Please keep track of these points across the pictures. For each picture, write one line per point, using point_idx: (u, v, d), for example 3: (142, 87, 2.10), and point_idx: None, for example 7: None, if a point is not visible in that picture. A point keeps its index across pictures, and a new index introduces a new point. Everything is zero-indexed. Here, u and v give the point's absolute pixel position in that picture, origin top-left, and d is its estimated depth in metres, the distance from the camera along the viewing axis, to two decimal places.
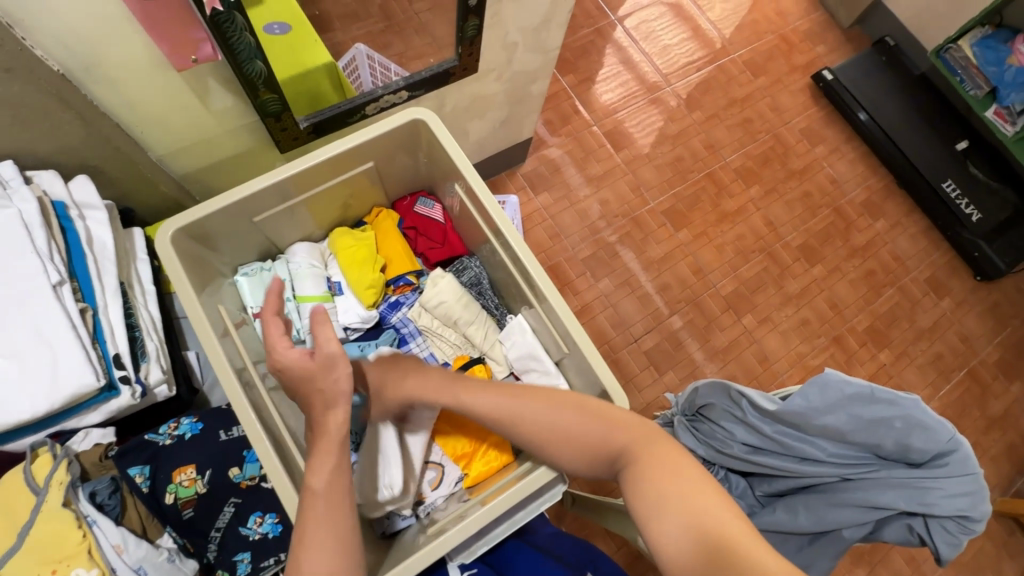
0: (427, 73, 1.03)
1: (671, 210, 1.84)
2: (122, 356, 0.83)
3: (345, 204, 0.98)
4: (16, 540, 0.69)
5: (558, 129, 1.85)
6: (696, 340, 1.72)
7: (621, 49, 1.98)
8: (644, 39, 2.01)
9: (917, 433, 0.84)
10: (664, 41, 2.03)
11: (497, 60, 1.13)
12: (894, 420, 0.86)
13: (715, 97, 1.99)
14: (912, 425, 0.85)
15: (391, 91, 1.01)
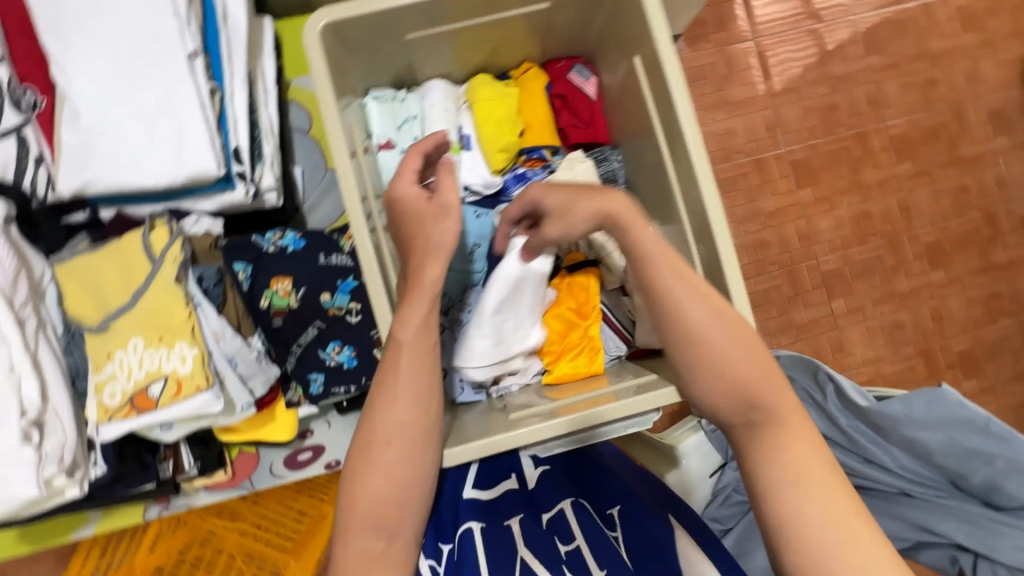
0: None
1: (802, 163, 1.59)
2: (241, 151, 0.79)
3: (496, 46, 0.84)
4: (129, 298, 0.71)
5: (707, 33, 1.56)
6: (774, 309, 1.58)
7: None
8: None
9: (1014, 478, 0.90)
10: None
11: None
12: (996, 460, 0.90)
13: (904, 41, 1.62)
14: (1013, 469, 0.90)
15: None
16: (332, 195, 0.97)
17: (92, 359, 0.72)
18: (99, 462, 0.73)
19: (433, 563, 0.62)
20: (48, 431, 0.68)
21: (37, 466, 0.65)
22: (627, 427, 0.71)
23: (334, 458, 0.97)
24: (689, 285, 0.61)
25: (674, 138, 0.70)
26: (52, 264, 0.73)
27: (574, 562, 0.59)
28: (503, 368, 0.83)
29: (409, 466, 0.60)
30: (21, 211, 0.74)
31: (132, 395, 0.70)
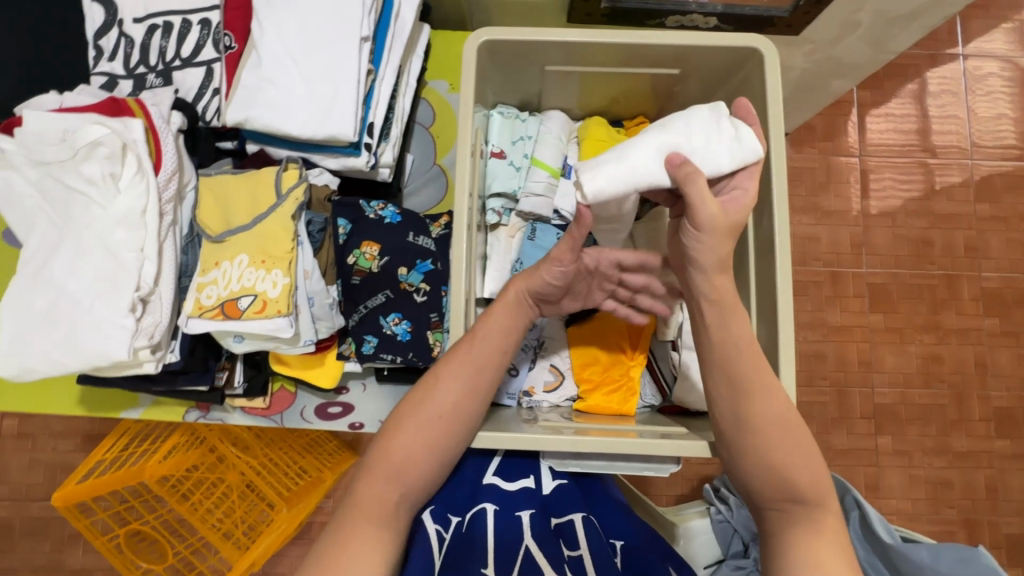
0: (753, 12, 0.91)
1: (881, 289, 1.56)
2: (375, 127, 0.90)
3: (618, 97, 0.92)
4: (251, 219, 0.82)
5: (814, 139, 1.59)
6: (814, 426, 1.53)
7: (944, 91, 1.60)
8: (981, 92, 1.60)
9: None
10: (1005, 107, 1.60)
11: (822, 34, 0.99)
12: None
13: (1019, 200, 1.59)
14: None
15: (703, 12, 0.91)
16: (433, 186, 1.06)
17: (202, 263, 0.82)
18: (174, 350, 0.83)
19: (439, 528, 0.68)
20: (149, 310, 0.78)
21: (132, 335, 0.75)
22: (643, 470, 0.73)
23: (359, 421, 1.02)
24: (767, 380, 0.65)
25: (761, 217, 0.74)
26: (198, 176, 0.86)
27: (574, 566, 0.65)
28: (539, 382, 0.87)
29: (444, 441, 0.66)
30: (189, 127, 0.87)
31: (224, 300, 0.79)
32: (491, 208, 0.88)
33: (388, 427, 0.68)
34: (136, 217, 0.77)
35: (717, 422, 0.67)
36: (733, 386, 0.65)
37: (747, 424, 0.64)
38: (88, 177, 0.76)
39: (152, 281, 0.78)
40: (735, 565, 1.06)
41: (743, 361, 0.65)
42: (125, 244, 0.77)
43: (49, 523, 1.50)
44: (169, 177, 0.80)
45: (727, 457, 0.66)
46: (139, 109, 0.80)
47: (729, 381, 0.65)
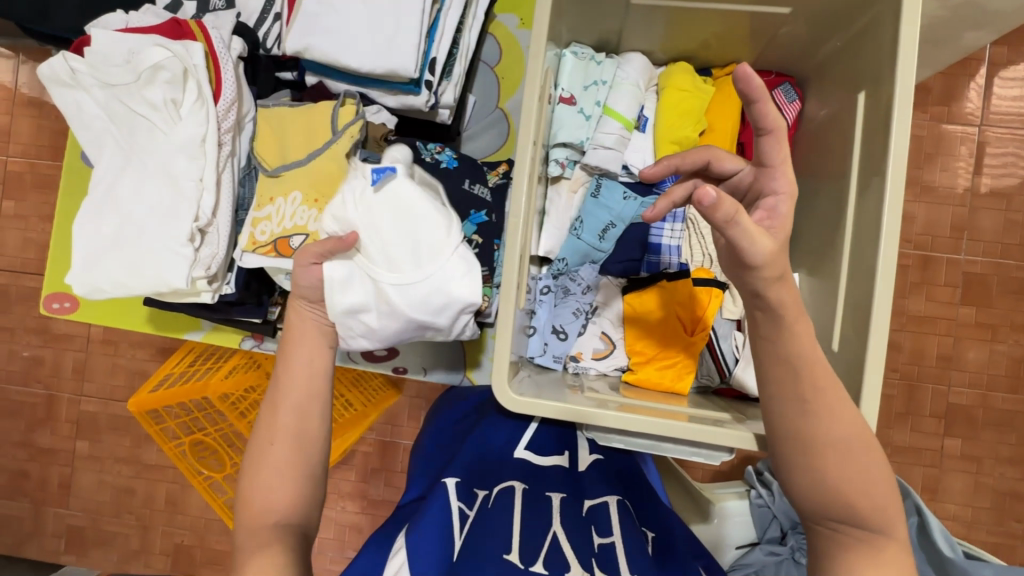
0: None
1: (978, 279, 1.38)
2: (436, 63, 0.85)
3: (710, 40, 0.81)
4: (306, 155, 0.80)
5: (927, 102, 1.37)
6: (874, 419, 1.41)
7: None
8: None
9: None
10: None
11: None
12: None
13: None
14: None
15: None
16: (493, 131, 1.00)
17: (258, 198, 0.81)
18: (230, 283, 0.85)
19: (463, 505, 0.66)
20: (207, 241, 0.79)
21: (190, 264, 0.76)
22: (690, 453, 0.69)
23: (403, 365, 1.01)
24: (834, 394, 0.57)
25: (870, 186, 0.63)
26: (257, 107, 0.84)
27: (603, 557, 0.59)
28: (588, 349, 0.83)
29: (293, 460, 0.67)
30: (249, 55, 0.84)
31: (276, 237, 0.79)
32: (554, 159, 0.81)
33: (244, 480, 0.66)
34: (196, 146, 0.76)
35: (771, 438, 0.59)
36: (793, 405, 0.57)
37: (808, 444, 0.57)
38: (152, 102, 0.76)
39: (210, 213, 0.78)
40: (770, 550, 1.05)
41: (806, 374, 0.56)
42: (185, 173, 0.77)
43: (128, 422, 1.66)
44: (229, 106, 0.78)
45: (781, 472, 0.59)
46: (200, 33, 0.77)
47: (788, 395, 0.57)
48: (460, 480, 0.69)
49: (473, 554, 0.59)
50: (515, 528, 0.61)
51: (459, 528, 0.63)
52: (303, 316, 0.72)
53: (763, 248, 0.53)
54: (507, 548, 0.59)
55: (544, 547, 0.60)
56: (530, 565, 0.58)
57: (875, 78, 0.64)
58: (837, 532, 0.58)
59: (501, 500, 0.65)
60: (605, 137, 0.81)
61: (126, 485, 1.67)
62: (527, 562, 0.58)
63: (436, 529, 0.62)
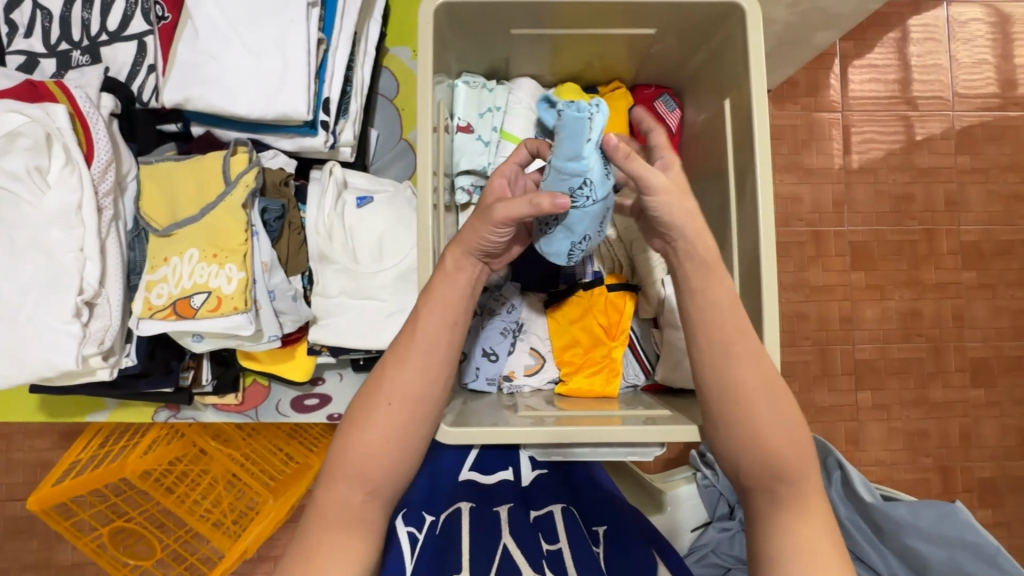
0: None
1: (863, 248, 1.52)
2: (330, 103, 0.84)
3: (590, 61, 0.86)
4: (199, 210, 0.76)
5: (797, 94, 1.51)
6: (796, 385, 1.51)
7: (927, 39, 1.53)
8: (961, 40, 1.53)
9: None
10: (984, 55, 1.54)
11: None
12: None
13: (999, 149, 1.54)
14: None
15: None
16: (401, 162, 0.98)
17: (150, 260, 0.76)
18: (131, 354, 0.79)
19: (413, 530, 0.67)
20: (96, 314, 0.73)
21: (78, 342, 0.70)
22: (625, 455, 0.71)
23: (338, 412, 0.97)
24: (751, 345, 0.61)
25: (745, 182, 0.70)
26: (138, 164, 0.79)
27: (553, 560, 0.61)
28: (520, 366, 0.84)
29: (401, 431, 0.62)
30: (123, 110, 0.80)
31: (175, 299, 0.74)
32: (461, 186, 0.82)
33: (344, 426, 0.64)
34: (71, 214, 0.70)
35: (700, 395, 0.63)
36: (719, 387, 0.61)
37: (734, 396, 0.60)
38: (9, 171, 0.68)
39: (97, 282, 0.72)
40: (722, 527, 1.09)
41: (724, 321, 0.61)
42: (62, 245, 0.71)
43: (31, 521, 1.46)
44: (104, 168, 0.73)
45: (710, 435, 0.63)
46: (62, 93, 0.72)
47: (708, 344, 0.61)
48: (407, 512, 0.69)
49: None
50: (466, 549, 0.62)
51: (408, 553, 0.64)
52: (449, 281, 0.63)
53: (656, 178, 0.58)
54: (458, 569, 0.59)
55: (496, 562, 0.60)
56: None
57: (736, 83, 0.71)
58: (770, 494, 0.61)
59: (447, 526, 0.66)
60: None
61: None
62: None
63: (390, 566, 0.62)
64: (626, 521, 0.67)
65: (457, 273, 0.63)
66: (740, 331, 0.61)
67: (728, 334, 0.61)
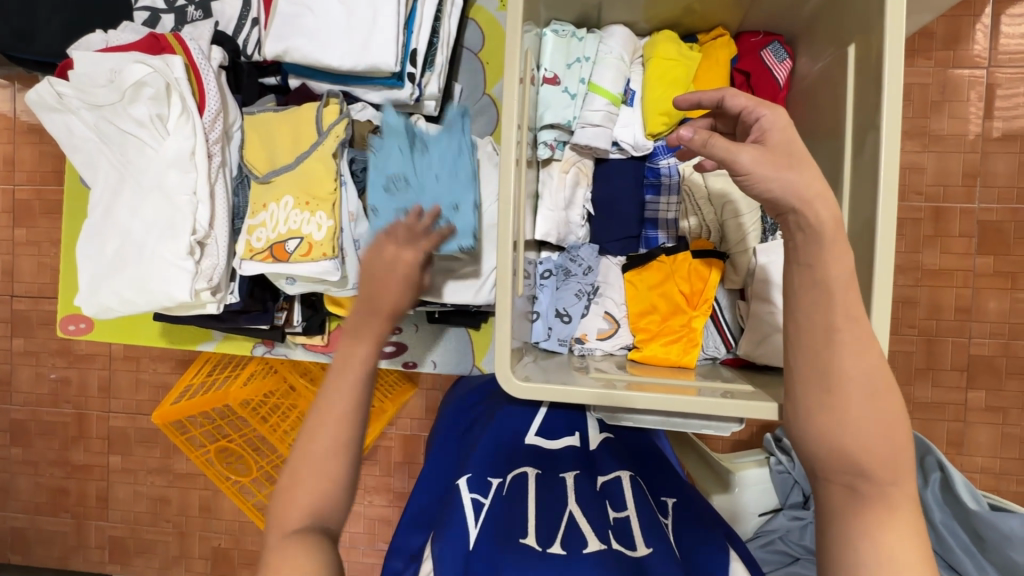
0: None
1: (994, 229, 1.32)
2: (417, 54, 0.84)
3: (691, 7, 0.79)
4: (293, 160, 0.80)
5: (932, 47, 1.30)
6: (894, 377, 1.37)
7: None
8: None
9: None
10: None
11: None
12: None
13: None
14: None
15: None
16: (482, 118, 0.97)
17: (252, 206, 0.82)
18: (234, 293, 0.87)
19: (478, 496, 0.64)
20: (207, 252, 0.80)
21: (191, 277, 0.78)
22: (697, 427, 0.68)
23: (413, 359, 1.02)
24: (857, 332, 0.52)
25: (866, 139, 0.61)
26: (243, 115, 0.84)
27: (620, 531, 0.59)
28: (593, 330, 0.82)
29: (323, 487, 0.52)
30: (230, 62, 0.85)
31: (272, 243, 0.79)
32: (543, 141, 0.80)
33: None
34: (186, 159, 0.77)
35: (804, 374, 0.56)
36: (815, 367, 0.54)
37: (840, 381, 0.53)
38: (138, 120, 0.76)
39: (207, 224, 0.79)
40: (793, 516, 1.05)
41: (830, 303, 0.53)
42: (178, 187, 0.78)
43: (156, 433, 1.69)
44: (214, 117, 0.79)
45: (789, 421, 0.56)
46: (179, 45, 0.78)
47: (807, 332, 0.53)
48: (473, 475, 0.67)
49: (492, 541, 0.58)
50: (531, 511, 0.61)
51: (472, 520, 0.61)
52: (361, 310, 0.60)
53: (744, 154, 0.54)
54: (524, 532, 0.59)
55: (559, 530, 0.59)
56: (547, 548, 0.57)
57: (863, 27, 0.62)
58: None
59: (516, 486, 0.64)
60: (591, 115, 0.80)
61: (161, 494, 1.71)
62: (545, 543, 0.57)
63: (450, 520, 0.61)
64: (695, 499, 0.65)
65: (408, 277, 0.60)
66: (845, 317, 0.53)
67: (827, 317, 0.53)
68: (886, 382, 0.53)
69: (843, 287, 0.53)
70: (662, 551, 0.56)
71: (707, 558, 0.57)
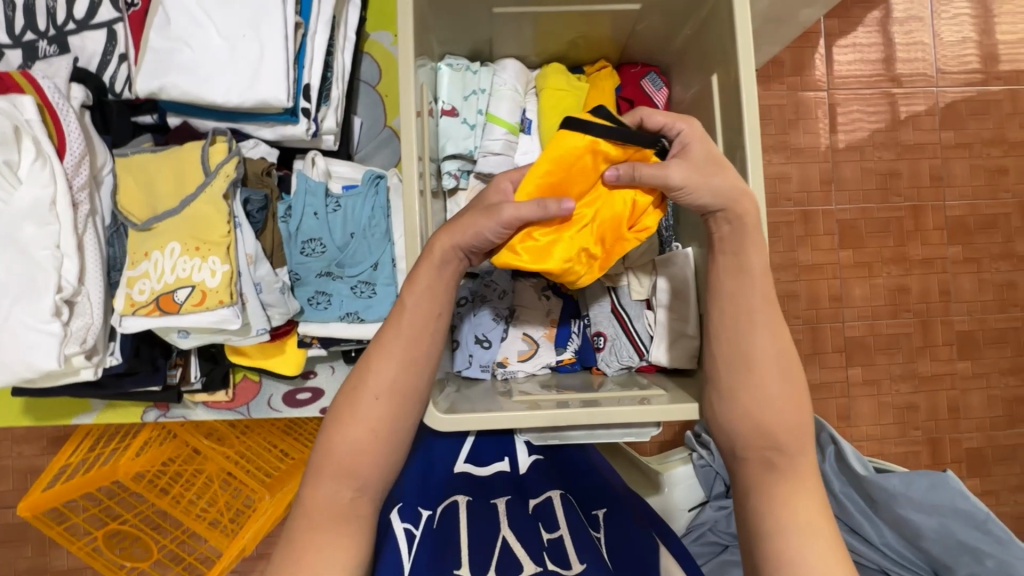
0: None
1: (850, 226, 1.52)
2: (311, 89, 0.81)
3: (575, 41, 0.85)
4: (179, 203, 0.74)
5: (783, 73, 1.50)
6: None
7: (911, 16, 1.52)
8: (943, 16, 1.53)
9: None
10: (966, 30, 1.53)
11: None
12: (986, 558, 0.87)
13: (981, 123, 1.54)
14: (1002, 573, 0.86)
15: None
16: (385, 150, 0.96)
17: (130, 256, 0.75)
18: (115, 353, 0.79)
19: (409, 526, 0.63)
20: (77, 312, 0.71)
21: (59, 342, 0.68)
22: (621, 437, 0.71)
23: (331, 405, 0.95)
24: (773, 317, 0.61)
25: (736, 158, 0.69)
26: (114, 157, 0.76)
27: (554, 550, 0.58)
28: (513, 352, 0.83)
29: (382, 433, 0.58)
30: (95, 101, 0.78)
31: (158, 295, 0.72)
32: (447, 171, 0.81)
33: (329, 420, 0.59)
34: (45, 210, 0.68)
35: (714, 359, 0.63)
36: None
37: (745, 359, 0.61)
38: None
39: (76, 280, 0.70)
40: (720, 506, 1.09)
41: (750, 290, 0.61)
42: (36, 242, 0.68)
43: (24, 528, 1.44)
44: (78, 161, 0.71)
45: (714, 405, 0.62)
46: (29, 84, 0.70)
47: (730, 311, 0.62)
48: (402, 505, 0.65)
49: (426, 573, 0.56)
50: (464, 546, 0.59)
51: (406, 551, 0.60)
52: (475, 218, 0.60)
53: (677, 172, 0.61)
54: (458, 565, 0.57)
55: (494, 557, 0.58)
56: None
57: (722, 61, 0.70)
58: (763, 464, 0.59)
59: (446, 518, 0.63)
60: (492, 144, 0.83)
61: None
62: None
63: (383, 560, 0.60)
64: (626, 505, 0.67)
65: (442, 267, 0.60)
66: None
67: (738, 305, 0.62)
68: (753, 359, 0.61)
69: None
70: (595, 565, 0.56)
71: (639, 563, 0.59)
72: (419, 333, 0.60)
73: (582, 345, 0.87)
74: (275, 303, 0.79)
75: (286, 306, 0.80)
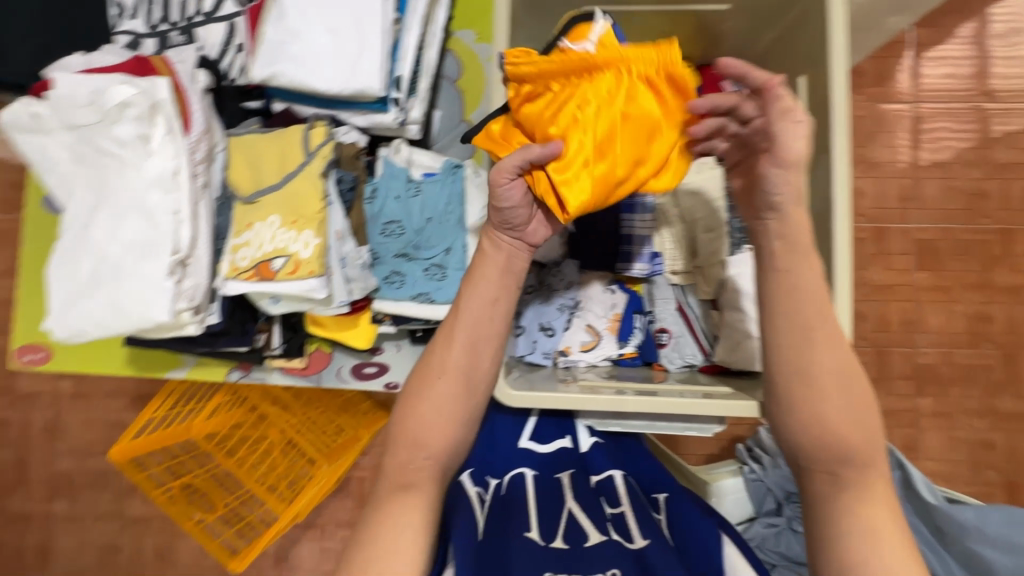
0: None
1: (929, 246, 1.44)
2: (402, 81, 0.87)
3: (657, 42, 0.87)
4: (281, 180, 0.82)
5: (864, 84, 1.44)
6: None
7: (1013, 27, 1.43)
8: None
9: None
10: None
11: None
12: None
13: None
14: None
15: None
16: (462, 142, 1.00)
17: (235, 225, 0.83)
18: (214, 313, 0.87)
19: (479, 490, 0.66)
20: (188, 273, 0.80)
21: (173, 297, 0.77)
22: (682, 429, 0.72)
23: (395, 381, 0.99)
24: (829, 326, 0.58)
25: (820, 161, 0.68)
26: (228, 136, 0.85)
27: (618, 524, 0.61)
28: (576, 342, 0.85)
29: (453, 409, 0.61)
30: (215, 85, 0.87)
31: (258, 262, 0.80)
32: None
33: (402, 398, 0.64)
34: (169, 180, 0.77)
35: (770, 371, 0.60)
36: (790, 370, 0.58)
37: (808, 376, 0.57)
38: (120, 140, 0.76)
39: (190, 244, 0.79)
40: (769, 523, 1.04)
41: (814, 299, 0.58)
42: (159, 207, 0.77)
43: (108, 474, 1.59)
44: (199, 138, 0.80)
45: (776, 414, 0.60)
46: (165, 69, 0.79)
47: (790, 325, 0.58)
48: (473, 470, 0.69)
49: (495, 531, 0.60)
50: (533, 510, 0.63)
51: (477, 508, 0.63)
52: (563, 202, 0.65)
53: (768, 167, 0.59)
54: (528, 527, 0.60)
55: (560, 526, 0.61)
56: (550, 542, 0.59)
57: (812, 64, 0.70)
58: (832, 476, 0.57)
59: (514, 487, 0.67)
60: None
61: (113, 541, 1.59)
62: (547, 537, 0.59)
63: (455, 515, 0.62)
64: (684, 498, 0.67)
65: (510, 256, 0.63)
66: (817, 316, 0.57)
67: (793, 320, 0.58)
68: (818, 374, 0.57)
69: (793, 294, 0.58)
70: (658, 542, 0.57)
71: (701, 548, 0.59)
72: (483, 319, 0.62)
73: (644, 341, 0.88)
74: (355, 279, 0.85)
75: (365, 284, 0.86)
